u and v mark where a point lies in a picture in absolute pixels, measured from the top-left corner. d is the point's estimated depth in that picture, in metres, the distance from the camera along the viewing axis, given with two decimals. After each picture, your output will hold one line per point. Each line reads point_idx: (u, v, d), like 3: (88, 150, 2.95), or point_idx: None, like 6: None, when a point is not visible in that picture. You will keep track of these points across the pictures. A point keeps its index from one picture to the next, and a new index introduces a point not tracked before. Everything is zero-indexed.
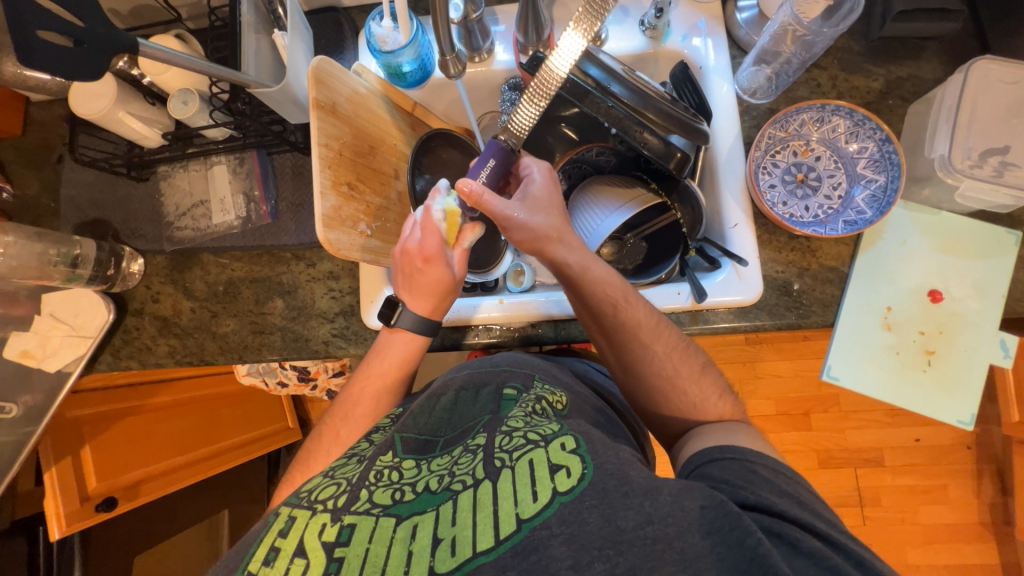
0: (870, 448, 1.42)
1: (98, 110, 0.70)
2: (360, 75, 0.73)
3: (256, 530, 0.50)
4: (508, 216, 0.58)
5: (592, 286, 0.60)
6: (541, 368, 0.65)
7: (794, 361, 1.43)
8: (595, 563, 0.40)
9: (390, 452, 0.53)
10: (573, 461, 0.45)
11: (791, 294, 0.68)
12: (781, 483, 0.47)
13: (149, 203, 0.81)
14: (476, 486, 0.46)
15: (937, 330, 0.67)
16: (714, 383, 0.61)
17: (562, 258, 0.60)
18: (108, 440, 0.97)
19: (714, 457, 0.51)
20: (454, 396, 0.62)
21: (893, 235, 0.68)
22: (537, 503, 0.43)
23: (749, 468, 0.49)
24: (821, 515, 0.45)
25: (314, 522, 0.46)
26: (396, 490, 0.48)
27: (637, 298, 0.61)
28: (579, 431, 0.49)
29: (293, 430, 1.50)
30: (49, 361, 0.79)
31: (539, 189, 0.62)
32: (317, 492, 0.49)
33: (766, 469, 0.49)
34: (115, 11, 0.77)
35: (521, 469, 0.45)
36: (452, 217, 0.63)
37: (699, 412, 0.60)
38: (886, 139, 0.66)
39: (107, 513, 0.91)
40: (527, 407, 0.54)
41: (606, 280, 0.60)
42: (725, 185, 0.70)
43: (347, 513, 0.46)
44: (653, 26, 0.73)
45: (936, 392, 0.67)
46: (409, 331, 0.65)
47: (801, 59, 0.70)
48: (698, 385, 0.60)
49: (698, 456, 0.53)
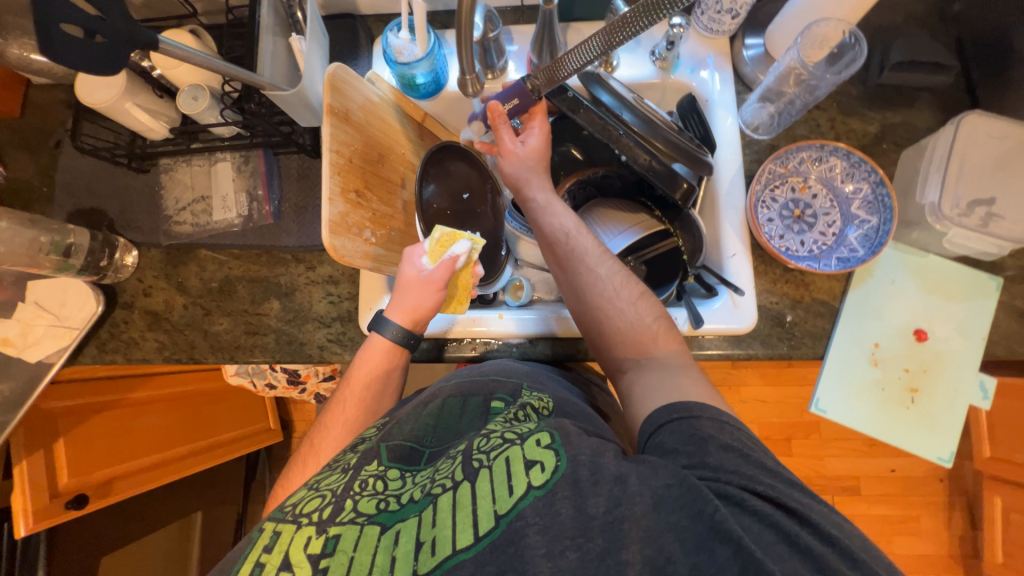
0: (848, 476, 1.44)
1: (104, 100, 0.69)
2: (374, 83, 0.73)
3: (235, 550, 0.47)
4: (507, 150, 0.69)
5: (547, 217, 0.67)
6: (529, 377, 0.64)
7: (779, 387, 1.46)
8: (567, 551, 0.41)
9: (375, 461, 0.53)
10: (547, 456, 0.45)
11: (784, 325, 0.70)
12: (726, 437, 0.46)
13: (148, 195, 0.80)
14: (454, 488, 0.46)
15: (921, 368, 0.69)
16: (653, 308, 0.61)
17: (529, 191, 0.69)
18: (84, 434, 0.94)
19: (663, 422, 0.49)
20: (441, 404, 0.61)
21: (883, 274, 0.70)
22: (513, 496, 0.44)
23: (696, 429, 0.47)
24: (768, 469, 0.44)
25: (299, 535, 0.45)
26: (380, 500, 0.48)
27: (587, 231, 0.66)
28: (555, 427, 0.49)
29: (274, 432, 1.47)
30: (31, 351, 0.77)
31: (536, 141, 0.70)
32: (303, 505, 0.48)
33: (711, 423, 0.47)
34: (130, 2, 0.76)
35: (498, 468, 0.46)
36: (440, 240, 0.65)
37: (633, 334, 0.59)
38: (880, 182, 0.69)
39: (78, 511, 0.87)
40: (509, 413, 0.55)
41: (561, 216, 0.66)
42: (726, 215, 0.72)
43: (332, 525, 0.45)
44: (664, 57, 0.75)
45: (919, 425, 0.70)
46: (390, 341, 0.65)
47: (804, 101, 0.72)
48: (636, 306, 0.60)
49: (646, 424, 0.50)
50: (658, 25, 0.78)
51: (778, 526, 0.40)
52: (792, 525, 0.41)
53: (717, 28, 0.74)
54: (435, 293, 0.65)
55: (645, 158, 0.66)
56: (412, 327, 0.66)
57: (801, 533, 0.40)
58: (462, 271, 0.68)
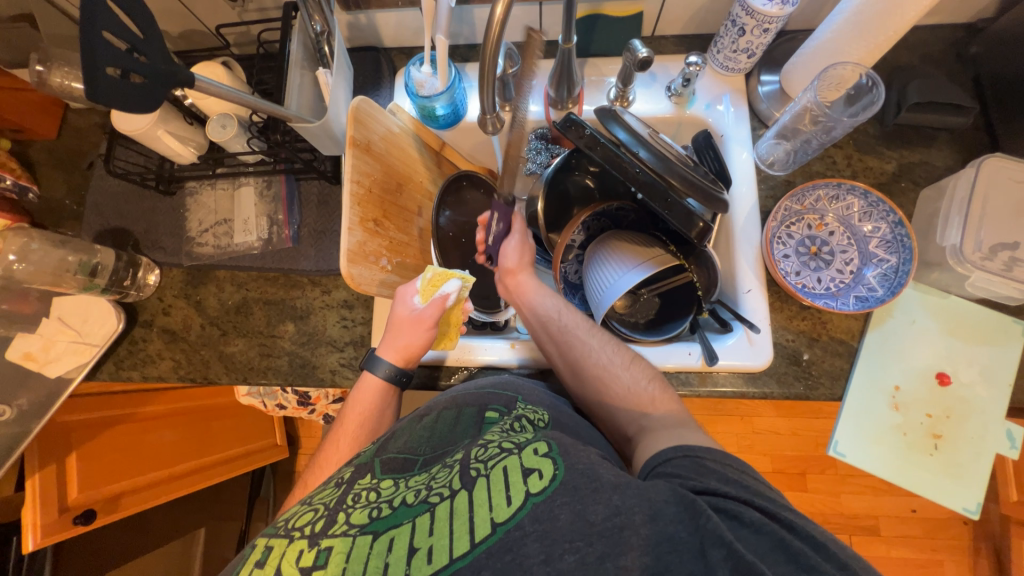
0: (866, 515, 1.39)
1: (138, 127, 0.71)
2: (395, 114, 0.76)
3: (230, 565, 0.47)
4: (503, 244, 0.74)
5: (537, 300, 0.70)
6: (524, 391, 0.64)
7: (793, 420, 1.42)
8: (567, 554, 0.41)
9: (368, 474, 0.52)
10: (545, 464, 0.46)
11: (801, 363, 0.69)
12: (729, 472, 0.47)
13: (173, 216, 0.83)
14: (452, 496, 0.45)
15: (944, 413, 0.67)
16: (647, 371, 0.64)
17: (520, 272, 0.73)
18: (96, 450, 0.95)
19: (668, 457, 0.50)
20: (435, 415, 0.60)
21: (902, 314, 0.69)
22: (511, 506, 0.43)
23: (700, 463, 0.48)
24: (767, 494, 0.46)
25: (291, 550, 0.44)
26: (373, 509, 0.47)
27: (573, 308, 0.70)
28: (552, 437, 0.50)
29: (280, 447, 1.47)
30: (51, 366, 0.78)
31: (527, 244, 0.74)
32: (295, 519, 0.48)
33: (715, 462, 0.48)
34: (167, 34, 0.80)
35: (495, 476, 0.46)
36: (430, 281, 0.66)
37: (632, 398, 0.61)
38: (899, 222, 0.68)
39: (85, 526, 0.88)
40: (506, 423, 0.55)
41: (549, 296, 0.71)
42: (742, 251, 0.72)
43: (324, 537, 0.45)
44: (679, 93, 0.76)
45: (944, 476, 0.67)
46: (383, 379, 0.65)
47: (821, 141, 0.72)
48: (631, 371, 0.63)
49: (652, 458, 0.51)
50: (674, 62, 0.80)
51: (772, 533, 0.41)
52: (787, 532, 0.41)
53: (733, 66, 0.76)
54: (426, 331, 0.66)
55: (664, 199, 0.65)
56: (404, 365, 0.67)
57: (793, 538, 0.41)
58: (454, 307, 0.70)
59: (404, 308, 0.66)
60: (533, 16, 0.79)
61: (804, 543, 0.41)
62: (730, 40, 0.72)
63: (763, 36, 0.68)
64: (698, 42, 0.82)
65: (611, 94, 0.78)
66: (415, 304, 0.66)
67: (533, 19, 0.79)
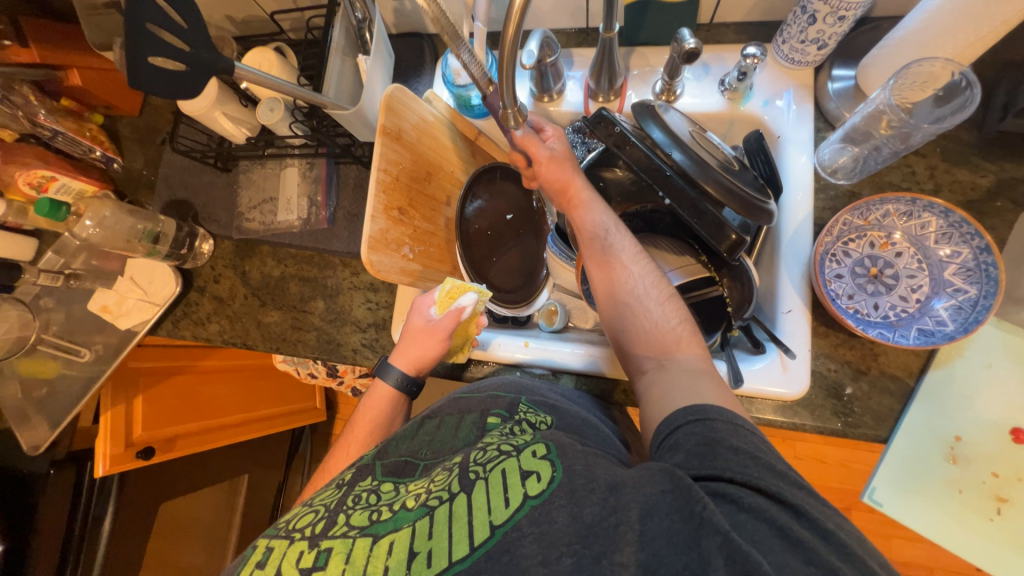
0: (918, 565, 1.25)
1: (198, 108, 0.76)
2: (431, 103, 0.75)
3: (233, 564, 0.49)
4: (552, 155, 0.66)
5: (584, 211, 0.64)
6: (528, 390, 0.62)
7: (843, 451, 1.28)
8: (564, 557, 0.40)
9: (369, 477, 0.54)
10: (543, 466, 0.45)
11: (841, 398, 0.62)
12: (739, 441, 0.43)
13: (228, 192, 0.89)
14: (451, 499, 0.45)
15: (1013, 475, 0.58)
16: (680, 311, 0.57)
17: (576, 188, 0.65)
18: (158, 395, 1.07)
19: (679, 424, 0.47)
20: (439, 421, 0.60)
21: (977, 355, 0.60)
22: (509, 508, 0.43)
23: (710, 431, 0.44)
24: (776, 471, 0.42)
25: (291, 551, 0.46)
26: (372, 512, 0.48)
27: (625, 229, 0.64)
28: (552, 439, 0.49)
29: (319, 411, 1.58)
30: (122, 319, 0.89)
31: (560, 153, 0.65)
32: (295, 521, 0.50)
33: (725, 425, 0.45)
34: (232, 19, 0.85)
35: (495, 479, 0.45)
36: (447, 294, 0.66)
37: (655, 335, 0.56)
38: (985, 248, 0.57)
39: (145, 460, 0.96)
40: (505, 427, 0.54)
41: (600, 212, 0.64)
42: (785, 267, 0.65)
43: (323, 539, 0.46)
44: (734, 88, 0.69)
45: (1002, 545, 0.59)
46: (393, 387, 0.67)
47: (894, 149, 0.63)
48: (663, 307, 0.57)
49: (662, 424, 0.48)
50: (730, 52, 0.72)
51: (772, 520, 0.38)
52: (789, 519, 0.38)
53: (799, 59, 0.67)
54: (439, 343, 0.66)
55: (695, 207, 0.60)
56: (415, 374, 0.68)
57: (796, 526, 0.38)
58: (467, 321, 0.69)
59: (419, 317, 0.67)
60: (579, 2, 0.75)
61: (810, 532, 0.38)
62: (797, 30, 0.64)
63: (839, 24, 0.60)
64: (762, 31, 0.74)
65: (657, 87, 0.72)
66: (430, 314, 0.66)
67: (579, 5, 0.75)
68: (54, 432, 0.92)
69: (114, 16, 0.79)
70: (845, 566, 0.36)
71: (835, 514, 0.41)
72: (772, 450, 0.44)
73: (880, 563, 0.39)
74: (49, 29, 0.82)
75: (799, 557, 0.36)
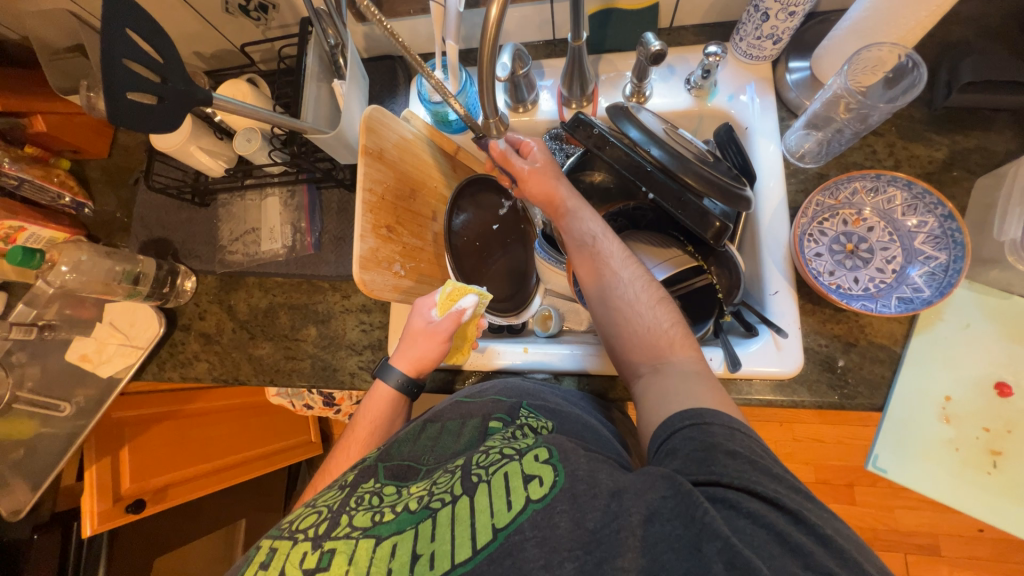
0: (924, 532, 1.27)
1: (173, 144, 0.75)
2: (408, 120, 0.76)
3: (234, 567, 0.47)
4: (532, 169, 0.66)
5: (570, 219, 0.66)
6: (530, 394, 0.62)
7: (839, 427, 1.31)
8: (567, 562, 0.40)
9: (372, 478, 0.52)
10: (546, 471, 0.45)
11: (834, 371, 0.64)
12: (735, 444, 0.44)
13: (208, 226, 0.88)
14: (454, 502, 0.45)
15: (1004, 428, 0.61)
16: (672, 314, 0.59)
17: (559, 198, 0.67)
18: (145, 443, 1.02)
19: (676, 428, 0.47)
20: (442, 424, 0.59)
21: (955, 317, 0.63)
22: (512, 511, 0.43)
23: (707, 435, 0.45)
24: (774, 474, 0.43)
25: (294, 552, 0.44)
26: (375, 513, 0.47)
27: (612, 235, 0.65)
28: (554, 443, 0.49)
29: (315, 444, 1.53)
30: (103, 367, 0.85)
31: (537, 164, 0.67)
32: (298, 522, 0.48)
33: (721, 429, 0.45)
34: (201, 55, 0.85)
35: (497, 483, 0.45)
36: (449, 295, 0.66)
37: (649, 338, 0.57)
38: (949, 216, 0.61)
39: (136, 514, 0.93)
40: (508, 431, 0.54)
41: (587, 220, 0.65)
42: (767, 251, 0.68)
43: (327, 539, 0.45)
44: (699, 85, 0.72)
45: (1004, 499, 0.60)
46: (394, 390, 0.66)
47: (855, 130, 0.66)
48: (655, 310, 0.58)
49: (660, 429, 0.49)
50: (692, 53, 0.76)
51: (771, 525, 0.39)
52: (788, 525, 0.39)
53: (757, 54, 0.71)
54: (440, 344, 0.66)
55: (679, 198, 0.62)
56: (415, 376, 0.67)
57: (794, 531, 0.39)
58: (467, 323, 0.69)
59: (421, 317, 0.66)
60: (545, 15, 0.77)
61: (808, 537, 0.39)
62: (753, 27, 0.68)
63: (790, 20, 0.64)
64: (720, 31, 0.78)
65: (627, 90, 0.75)
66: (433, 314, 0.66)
67: (546, 18, 0.78)
68: (34, 494, 0.87)
69: (78, 58, 0.78)
70: (841, 568, 0.37)
71: (831, 517, 0.42)
72: (768, 454, 0.46)
73: (876, 566, 0.39)
74: (11, 78, 0.80)
75: (798, 563, 0.37)
